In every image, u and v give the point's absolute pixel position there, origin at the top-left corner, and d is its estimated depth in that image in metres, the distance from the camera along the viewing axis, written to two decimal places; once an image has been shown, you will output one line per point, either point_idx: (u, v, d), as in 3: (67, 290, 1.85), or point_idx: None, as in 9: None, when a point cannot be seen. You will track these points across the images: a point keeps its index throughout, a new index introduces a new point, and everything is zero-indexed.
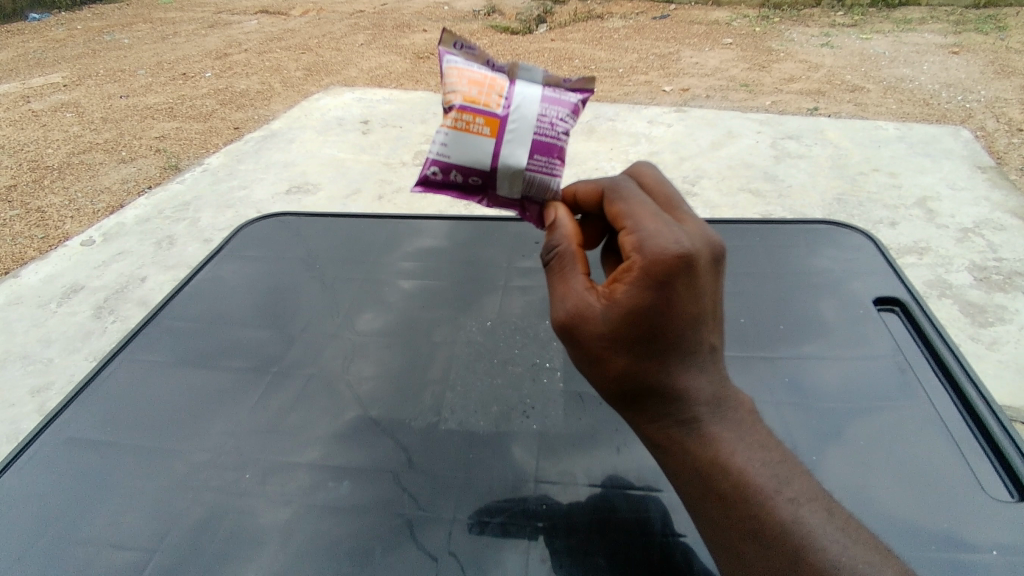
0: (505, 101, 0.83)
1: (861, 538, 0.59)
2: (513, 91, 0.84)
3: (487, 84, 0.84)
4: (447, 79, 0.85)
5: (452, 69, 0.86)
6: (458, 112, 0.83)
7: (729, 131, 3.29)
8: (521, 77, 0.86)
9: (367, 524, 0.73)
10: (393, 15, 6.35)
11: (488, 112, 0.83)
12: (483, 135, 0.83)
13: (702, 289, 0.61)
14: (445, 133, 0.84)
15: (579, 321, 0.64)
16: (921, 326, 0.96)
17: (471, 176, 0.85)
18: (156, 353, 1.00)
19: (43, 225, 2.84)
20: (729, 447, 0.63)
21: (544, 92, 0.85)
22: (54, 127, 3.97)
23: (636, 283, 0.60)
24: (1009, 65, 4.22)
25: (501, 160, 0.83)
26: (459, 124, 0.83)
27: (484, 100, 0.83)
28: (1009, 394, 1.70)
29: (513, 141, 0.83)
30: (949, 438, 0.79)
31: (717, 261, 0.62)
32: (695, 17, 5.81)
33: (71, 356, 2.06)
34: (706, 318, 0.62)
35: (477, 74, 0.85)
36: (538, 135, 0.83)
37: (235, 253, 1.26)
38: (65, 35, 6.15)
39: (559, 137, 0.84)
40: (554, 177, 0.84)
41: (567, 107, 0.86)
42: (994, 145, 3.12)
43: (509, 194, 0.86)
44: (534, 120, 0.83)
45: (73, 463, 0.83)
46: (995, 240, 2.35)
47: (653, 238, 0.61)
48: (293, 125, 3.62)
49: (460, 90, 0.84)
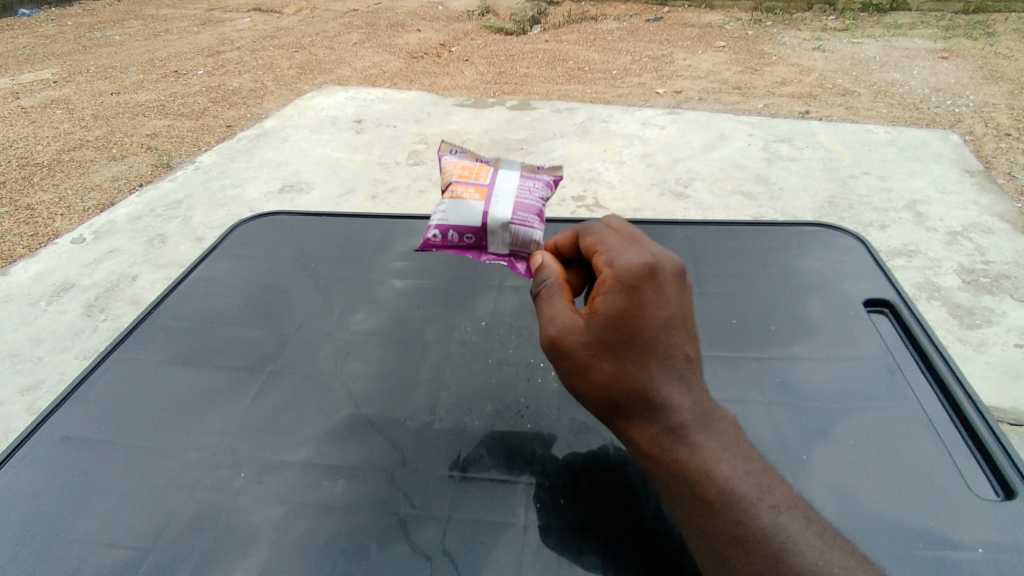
0: (493, 176, 0.88)
1: (838, 545, 0.59)
2: (499, 171, 0.89)
3: (477, 168, 0.90)
4: (443, 169, 0.92)
5: (446, 162, 0.93)
6: (452, 185, 0.88)
7: (721, 133, 3.32)
8: (505, 162, 0.92)
9: (356, 526, 0.73)
10: (388, 15, 6.34)
11: (478, 183, 0.87)
12: (475, 200, 0.86)
13: (669, 296, 0.66)
14: (442, 203, 0.88)
15: (564, 335, 0.68)
16: (909, 328, 0.97)
17: (466, 234, 0.87)
18: (151, 352, 1.00)
19: (33, 222, 2.82)
20: (715, 456, 0.64)
21: (525, 171, 0.91)
22: (44, 124, 3.94)
23: (610, 292, 0.65)
24: (997, 71, 4.27)
25: (490, 218, 0.85)
26: (453, 194, 0.88)
27: (474, 175, 0.88)
28: (996, 395, 1.72)
29: (499, 201, 0.85)
30: (937, 439, 0.80)
31: (682, 276, 0.68)
32: (688, 20, 5.84)
33: (61, 355, 2.04)
34: (679, 327, 0.66)
35: (468, 161, 0.92)
36: (522, 199, 0.86)
37: (230, 251, 1.26)
38: (56, 30, 6.10)
39: (539, 202, 0.88)
40: (536, 230, 0.85)
41: (544, 182, 0.91)
42: (982, 149, 3.15)
43: (499, 249, 0.86)
44: (517, 186, 0.87)
45: (65, 462, 0.83)
46: (982, 243, 2.38)
47: (620, 256, 0.67)
48: (286, 124, 3.61)
49: (453, 171, 0.90)
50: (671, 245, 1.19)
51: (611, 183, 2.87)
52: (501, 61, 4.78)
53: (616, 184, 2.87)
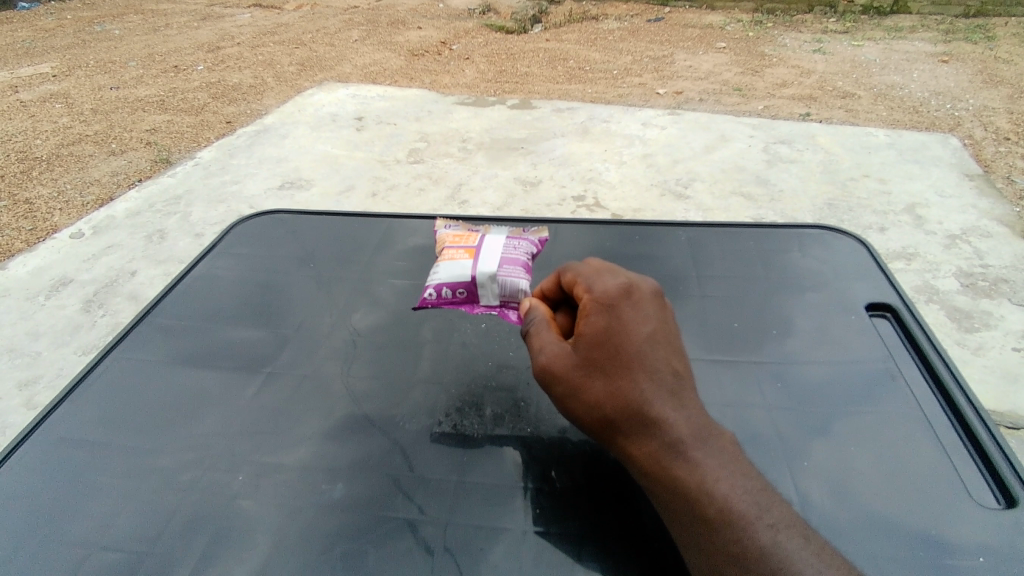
0: (481, 240, 0.97)
1: (837, 563, 0.58)
2: (486, 235, 0.99)
3: (467, 235, 1.00)
4: (440, 241, 1.02)
5: (443, 235, 1.03)
6: (445, 249, 0.97)
7: (722, 135, 3.32)
8: (494, 231, 1.02)
9: (352, 533, 0.72)
10: (389, 12, 6.32)
11: (467, 246, 0.96)
12: (465, 258, 0.94)
13: (647, 314, 0.72)
14: (438, 266, 0.96)
15: (554, 362, 0.71)
16: (910, 331, 0.97)
17: (459, 289, 0.93)
18: (152, 352, 1.00)
19: (31, 217, 2.81)
20: (714, 473, 0.63)
21: (511, 234, 0.99)
22: (43, 118, 3.92)
23: (591, 314, 0.71)
24: (997, 74, 4.28)
25: (478, 272, 0.91)
26: (446, 257, 0.96)
27: (464, 241, 0.98)
28: (993, 398, 1.73)
29: (485, 258, 0.93)
30: (939, 447, 0.80)
31: (657, 297, 0.75)
32: (689, 21, 5.83)
33: (59, 350, 2.03)
34: (662, 343, 0.71)
35: (461, 232, 1.02)
36: (507, 255, 0.93)
37: (229, 249, 1.26)
38: (54, 24, 6.07)
39: (525, 256, 0.94)
40: (522, 279, 0.90)
41: (530, 244, 0.98)
42: (982, 153, 3.15)
43: (490, 300, 0.91)
44: (502, 244, 0.95)
45: (64, 463, 0.82)
46: (981, 247, 2.39)
47: (598, 282, 0.74)
48: (286, 121, 3.61)
49: (447, 241, 1.00)
50: (672, 247, 1.19)
51: (611, 183, 2.87)
52: (502, 60, 4.77)
53: (616, 184, 2.87)
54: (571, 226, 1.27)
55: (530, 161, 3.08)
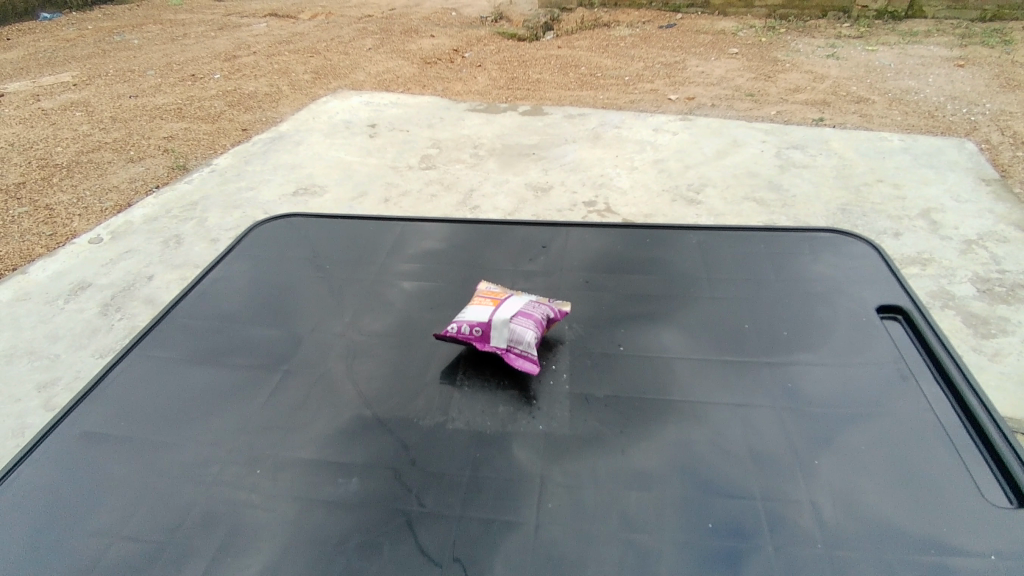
0: (507, 296, 0.99)
1: None
2: (515, 294, 1.00)
3: (498, 290, 1.02)
4: (476, 290, 1.05)
5: (480, 285, 1.06)
6: (475, 298, 1.00)
7: (734, 140, 3.32)
8: (524, 293, 1.03)
9: (367, 525, 0.73)
10: (402, 20, 6.38)
11: (493, 299, 0.98)
12: (488, 306, 0.96)
13: None
14: (465, 309, 0.98)
15: None
16: (922, 334, 0.96)
17: (476, 327, 0.93)
18: (171, 350, 1.02)
19: (52, 222, 2.86)
20: None
21: (535, 298, 1.00)
22: (64, 126, 4.01)
23: None
24: (1015, 78, 4.22)
25: (494, 315, 0.92)
26: (474, 303, 0.98)
27: (493, 294, 1.00)
28: (1011, 405, 1.70)
29: (504, 309, 0.94)
30: (951, 447, 0.80)
31: None
32: (702, 27, 5.83)
33: (78, 352, 2.07)
34: None
35: (494, 287, 1.05)
36: (525, 312, 0.95)
37: (247, 251, 1.28)
38: (76, 34, 6.22)
39: (541, 318, 0.95)
40: (530, 332, 0.91)
41: (552, 311, 0.98)
42: (999, 158, 3.11)
43: (498, 344, 0.91)
44: (524, 303, 0.96)
45: (87, 456, 0.84)
46: (998, 252, 2.35)
47: None
48: (300, 129, 3.66)
49: (480, 290, 1.02)
50: (683, 251, 1.19)
51: (622, 189, 2.87)
52: (514, 67, 4.80)
53: (628, 189, 2.88)
54: (582, 229, 1.27)
55: (541, 167, 3.09)
